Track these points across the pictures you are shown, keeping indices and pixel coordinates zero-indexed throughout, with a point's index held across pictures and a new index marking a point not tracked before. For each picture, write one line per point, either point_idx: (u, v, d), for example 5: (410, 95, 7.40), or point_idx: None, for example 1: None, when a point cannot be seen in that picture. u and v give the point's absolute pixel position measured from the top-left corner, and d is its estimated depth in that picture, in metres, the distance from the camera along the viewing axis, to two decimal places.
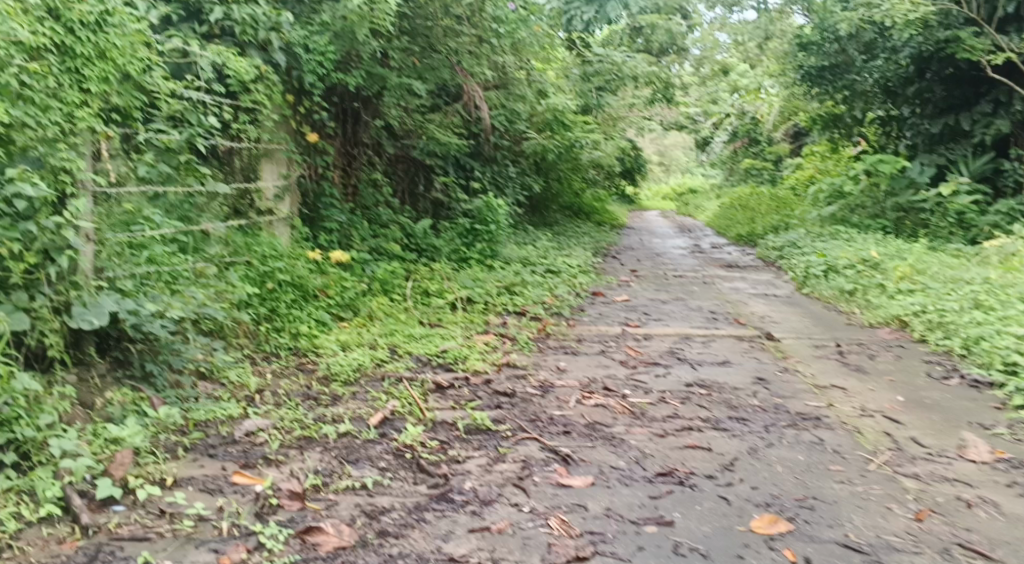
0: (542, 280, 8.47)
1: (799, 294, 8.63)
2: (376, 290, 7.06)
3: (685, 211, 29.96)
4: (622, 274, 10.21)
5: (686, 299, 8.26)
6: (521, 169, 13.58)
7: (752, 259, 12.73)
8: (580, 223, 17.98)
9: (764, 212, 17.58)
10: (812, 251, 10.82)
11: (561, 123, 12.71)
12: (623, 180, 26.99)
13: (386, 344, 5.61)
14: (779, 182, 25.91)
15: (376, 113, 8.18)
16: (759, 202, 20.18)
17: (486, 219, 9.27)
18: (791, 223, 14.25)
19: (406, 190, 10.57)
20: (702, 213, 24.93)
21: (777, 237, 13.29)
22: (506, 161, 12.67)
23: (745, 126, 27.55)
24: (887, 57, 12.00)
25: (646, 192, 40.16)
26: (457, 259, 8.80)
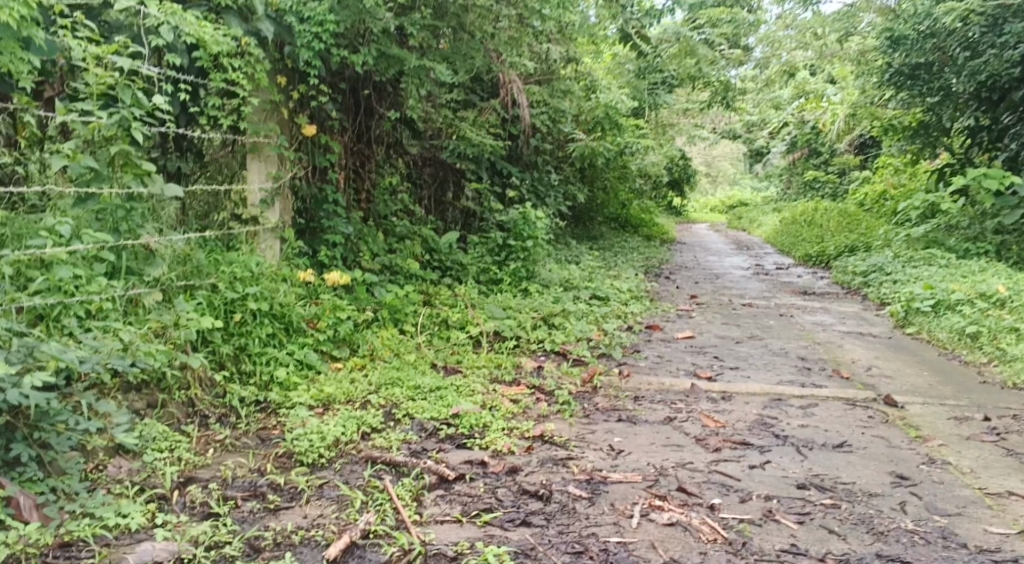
0: (588, 309, 7.09)
1: (902, 336, 7.14)
2: (383, 320, 5.74)
3: (737, 224, 28.45)
4: (682, 301, 8.78)
5: (762, 338, 6.82)
6: (565, 177, 12.26)
7: (826, 284, 11.24)
8: (629, 237, 16.52)
9: (834, 230, 16.00)
10: (904, 282, 9.29)
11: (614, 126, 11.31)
12: (671, 191, 25.58)
13: (382, 403, 4.28)
14: (842, 197, 24.29)
15: (393, 103, 6.84)
16: (825, 217, 18.57)
17: (522, 232, 7.90)
18: (869, 245, 12.72)
19: (433, 198, 9.29)
20: (758, 228, 23.40)
21: (855, 260, 11.76)
22: (547, 167, 11.35)
23: (806, 135, 25.88)
24: (995, 53, 10.25)
25: (695, 202, 38.47)
26: (488, 282, 7.45)
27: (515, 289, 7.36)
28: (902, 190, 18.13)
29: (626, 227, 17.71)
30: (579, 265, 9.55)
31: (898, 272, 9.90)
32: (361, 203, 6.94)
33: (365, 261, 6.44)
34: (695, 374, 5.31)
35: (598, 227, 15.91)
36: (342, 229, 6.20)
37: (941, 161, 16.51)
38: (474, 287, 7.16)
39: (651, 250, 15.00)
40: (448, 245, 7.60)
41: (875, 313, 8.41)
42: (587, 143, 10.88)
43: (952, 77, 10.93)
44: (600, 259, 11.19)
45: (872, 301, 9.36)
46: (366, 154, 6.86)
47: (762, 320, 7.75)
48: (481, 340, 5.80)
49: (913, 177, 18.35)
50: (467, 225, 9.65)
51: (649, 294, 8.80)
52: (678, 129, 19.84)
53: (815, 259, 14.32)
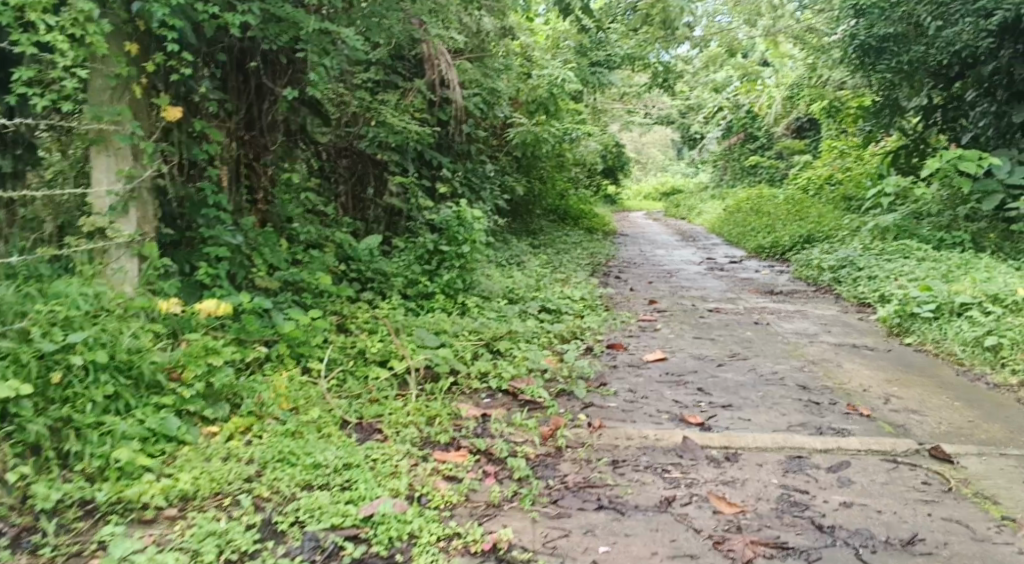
0: (537, 329, 5.93)
1: (903, 348, 6.12)
2: (281, 360, 4.53)
3: (673, 212, 27.64)
4: (640, 308, 7.69)
5: (747, 356, 5.75)
6: (500, 168, 11.10)
7: (788, 280, 10.29)
8: (568, 230, 15.40)
9: (783, 219, 15.11)
10: (883, 281, 8.32)
11: (554, 111, 10.15)
12: (606, 179, 24.62)
13: (254, 508, 3.18)
14: (781, 182, 23.62)
15: (293, 80, 5.47)
16: (770, 204, 17.70)
17: (456, 235, 6.60)
18: (828, 235, 11.85)
19: (351, 194, 8.02)
20: (698, 216, 22.57)
21: (817, 253, 10.83)
22: (481, 157, 10.17)
23: (742, 118, 25.07)
24: (972, 21, 9.35)
25: (629, 189, 37.55)
26: (415, 300, 6.22)
27: (449, 305, 6.15)
28: (849, 174, 17.35)
29: (564, 220, 16.58)
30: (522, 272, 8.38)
31: (872, 268, 8.96)
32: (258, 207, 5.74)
33: (260, 279, 5.20)
34: (681, 419, 4.18)
35: (535, 221, 14.75)
36: (229, 241, 4.97)
37: (889, 144, 15.80)
38: (398, 307, 5.92)
39: (594, 244, 13.92)
40: (369, 251, 6.47)
41: (859, 317, 7.43)
42: (526, 128, 9.67)
43: (922, 49, 10.01)
44: (544, 261, 10.03)
45: (850, 301, 8.39)
46: (261, 145, 5.62)
47: (738, 331, 6.68)
48: (407, 380, 4.59)
49: (859, 160, 17.64)
50: (392, 225, 8.36)
51: (604, 303, 7.67)
52: (614, 113, 18.75)
53: (770, 251, 13.38)
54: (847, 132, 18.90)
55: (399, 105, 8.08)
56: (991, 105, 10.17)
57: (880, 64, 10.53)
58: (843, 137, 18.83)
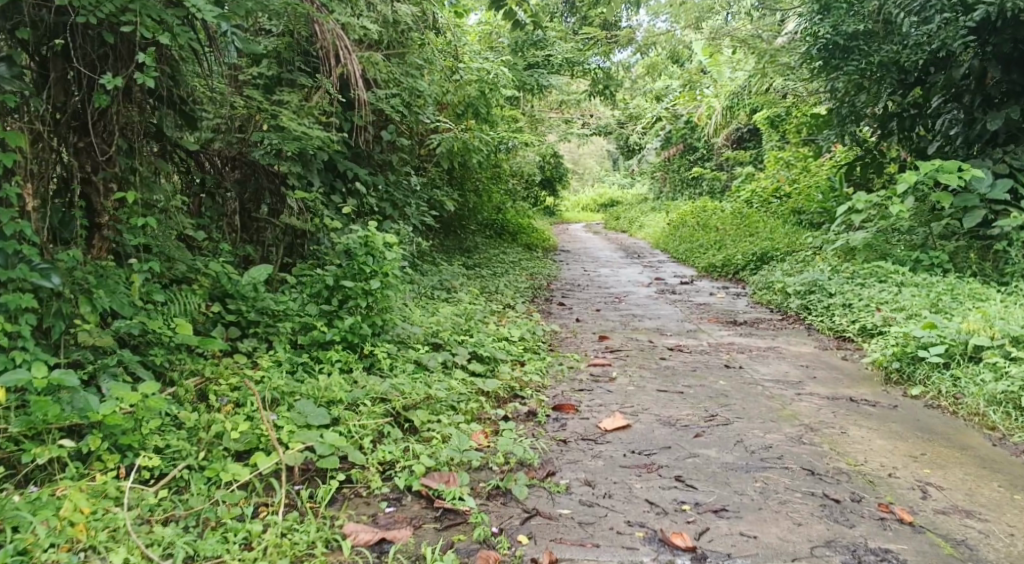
0: (462, 388, 4.68)
1: (911, 402, 5.01)
2: (99, 458, 3.48)
3: (613, 224, 26.58)
4: (588, 347, 6.53)
5: (728, 419, 4.58)
6: (426, 179, 9.88)
7: (747, 305, 9.25)
8: (503, 247, 14.23)
9: (731, 235, 14.11)
10: (863, 311, 7.29)
11: (485, 116, 8.95)
12: (542, 189, 23.50)
13: None
14: (723, 194, 22.73)
15: (124, 67, 4.54)
16: (716, 218, 16.72)
17: (363, 267, 5.23)
18: (788, 255, 10.86)
19: (239, 214, 6.80)
20: (639, 230, 21.55)
21: (779, 274, 9.79)
22: (404, 169, 8.93)
23: (681, 128, 24.16)
24: (949, 17, 8.46)
25: (566, 200, 36.46)
26: (309, 353, 4.95)
27: (350, 361, 4.89)
28: (797, 187, 16.45)
29: (499, 236, 15.39)
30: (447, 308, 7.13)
31: (845, 294, 7.93)
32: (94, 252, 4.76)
33: (87, 334, 4.09)
34: (661, 539, 3.28)
35: (467, 238, 13.51)
36: (41, 285, 3.92)
37: (841, 154, 14.94)
38: (282, 368, 4.66)
39: (532, 264, 12.77)
40: (253, 282, 5.44)
41: (846, 357, 6.35)
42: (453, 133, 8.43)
43: (893, 48, 9.05)
44: (475, 290, 8.81)
45: (825, 334, 7.32)
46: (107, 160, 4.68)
47: (706, 379, 5.53)
48: (277, 489, 3.41)
49: (808, 172, 16.80)
50: (292, 249, 7.09)
51: (546, 343, 6.44)
52: (550, 121, 17.62)
53: (723, 271, 12.32)
54: (793, 142, 18.04)
55: (299, 106, 6.80)
56: (960, 111, 9.23)
57: (846, 66, 9.43)
58: (789, 147, 17.98)
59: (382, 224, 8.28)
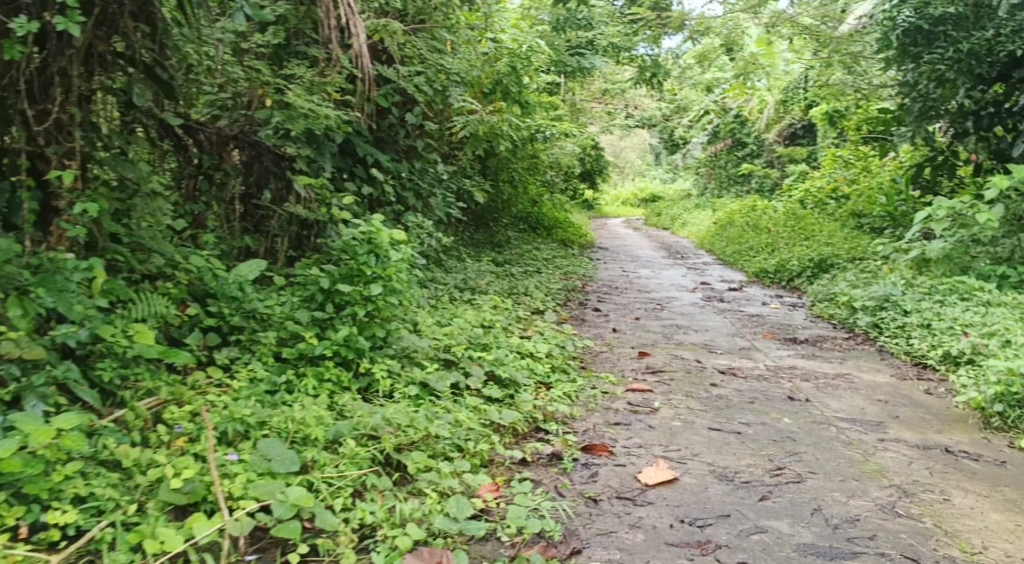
0: (474, 424, 3.87)
1: (1022, 458, 4.13)
2: None
3: (655, 221, 25.64)
4: (628, 368, 5.72)
5: (799, 472, 3.77)
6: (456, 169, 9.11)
7: (805, 320, 8.37)
8: (539, 243, 13.46)
9: (785, 237, 13.19)
10: (945, 334, 6.38)
11: (524, 102, 8.16)
12: (582, 182, 22.66)
13: None
14: (773, 192, 21.70)
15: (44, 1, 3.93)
16: (767, 218, 15.78)
17: (362, 269, 4.44)
18: (849, 265, 9.94)
19: (239, 202, 6.10)
20: (682, 228, 20.63)
21: (843, 286, 8.88)
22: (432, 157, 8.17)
23: (730, 122, 23.17)
24: None
25: (607, 193, 35.50)
26: (296, 370, 4.17)
27: (345, 381, 4.12)
28: (856, 188, 15.44)
29: (535, 231, 14.61)
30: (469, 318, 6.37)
31: (921, 313, 7.03)
32: (57, 241, 4.18)
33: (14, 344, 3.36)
34: None
35: (501, 233, 12.75)
36: None
37: (907, 154, 13.94)
38: (258, 394, 3.86)
39: (568, 263, 11.99)
40: (242, 278, 4.67)
41: (930, 392, 5.47)
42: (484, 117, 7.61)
43: (989, 32, 8.17)
44: (505, 296, 8.02)
45: (900, 359, 6.44)
46: (60, 133, 4.19)
47: (767, 415, 4.70)
48: None
49: (868, 172, 15.78)
50: (298, 244, 6.39)
51: (579, 361, 5.65)
52: (593, 112, 16.79)
53: (776, 278, 11.42)
54: (852, 140, 17.02)
55: (312, 82, 6.04)
56: None
57: (933, 52, 8.47)
58: (848, 145, 16.96)
59: (405, 218, 7.53)
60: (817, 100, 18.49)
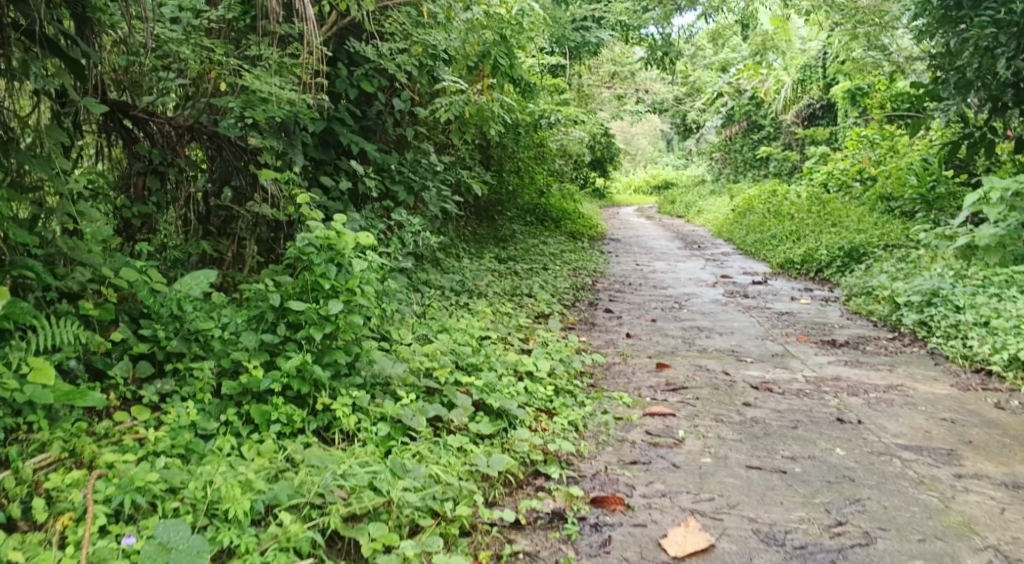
0: (456, 478, 3.25)
1: None
2: None
3: (668, 208, 24.86)
4: (647, 384, 5.00)
5: (864, 532, 3.06)
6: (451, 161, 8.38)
7: (840, 318, 7.59)
8: (547, 235, 12.73)
9: (810, 224, 12.39)
10: (1011, 336, 5.60)
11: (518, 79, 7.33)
12: (592, 170, 21.91)
13: None
14: (792, 176, 20.87)
15: None
16: (789, 204, 14.96)
17: (317, 284, 3.66)
18: (886, 256, 9.15)
19: (198, 201, 5.41)
20: (698, 216, 19.83)
21: (881, 279, 8.10)
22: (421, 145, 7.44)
23: (745, 105, 22.33)
24: None
25: (618, 180, 34.60)
26: (240, 410, 3.44)
27: (297, 421, 3.40)
28: (883, 170, 14.59)
29: (543, 223, 13.85)
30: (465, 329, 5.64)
31: (977, 310, 6.24)
32: None
33: None
34: None
35: (506, 226, 12.01)
36: None
37: (938, 132, 13.11)
38: (179, 460, 3.15)
39: (578, 257, 11.26)
40: (187, 291, 3.95)
41: (1001, 408, 4.69)
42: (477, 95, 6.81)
43: None
44: (507, 298, 7.29)
45: (957, 365, 5.67)
46: None
47: (815, 444, 3.95)
48: None
49: (895, 153, 14.95)
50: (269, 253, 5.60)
51: (588, 379, 4.92)
52: (602, 97, 16.00)
53: (803, 269, 10.64)
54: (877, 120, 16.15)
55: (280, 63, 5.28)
56: None
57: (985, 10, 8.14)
58: (872, 125, 16.11)
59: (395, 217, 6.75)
60: (837, 78, 17.66)
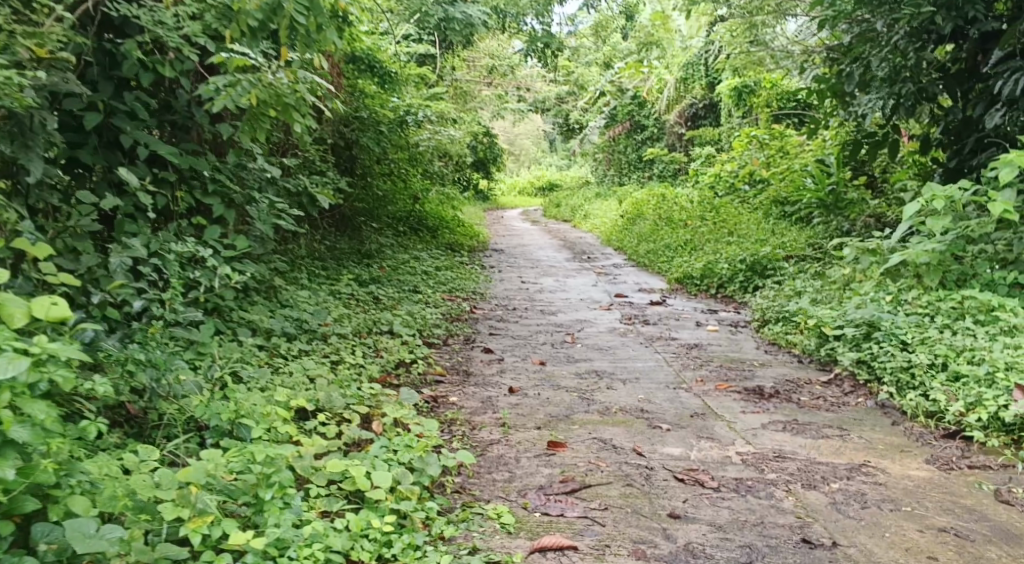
0: None
1: None
2: None
3: (552, 211, 23.68)
4: (537, 479, 3.67)
5: None
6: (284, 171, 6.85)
7: (758, 351, 6.40)
8: (419, 248, 11.28)
9: (706, 233, 11.31)
10: (985, 389, 4.46)
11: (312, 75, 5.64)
12: (473, 173, 20.58)
13: None
14: (678, 176, 19.94)
15: None
16: (680, 209, 13.89)
17: None
18: (802, 273, 8.03)
19: None
20: (583, 222, 18.70)
21: (802, 302, 6.95)
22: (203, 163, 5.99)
23: (627, 104, 21.35)
24: None
25: (502, 182, 33.22)
26: None
27: None
28: (775, 171, 13.66)
29: (417, 233, 12.39)
30: (290, 406, 4.20)
31: (929, 348, 5.13)
32: None
33: None
34: None
35: (371, 239, 10.51)
36: None
37: (835, 132, 12.24)
38: None
39: (452, 275, 9.85)
40: None
41: (1002, 503, 3.54)
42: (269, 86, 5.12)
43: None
44: (359, 345, 5.85)
45: (920, 427, 4.53)
46: None
47: None
48: None
49: (787, 154, 14.08)
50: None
51: (454, 482, 3.60)
52: (480, 95, 14.64)
53: (702, 285, 9.50)
54: (765, 119, 15.27)
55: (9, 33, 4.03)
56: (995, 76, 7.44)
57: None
58: (761, 125, 15.22)
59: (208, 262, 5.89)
60: (722, 75, 16.75)
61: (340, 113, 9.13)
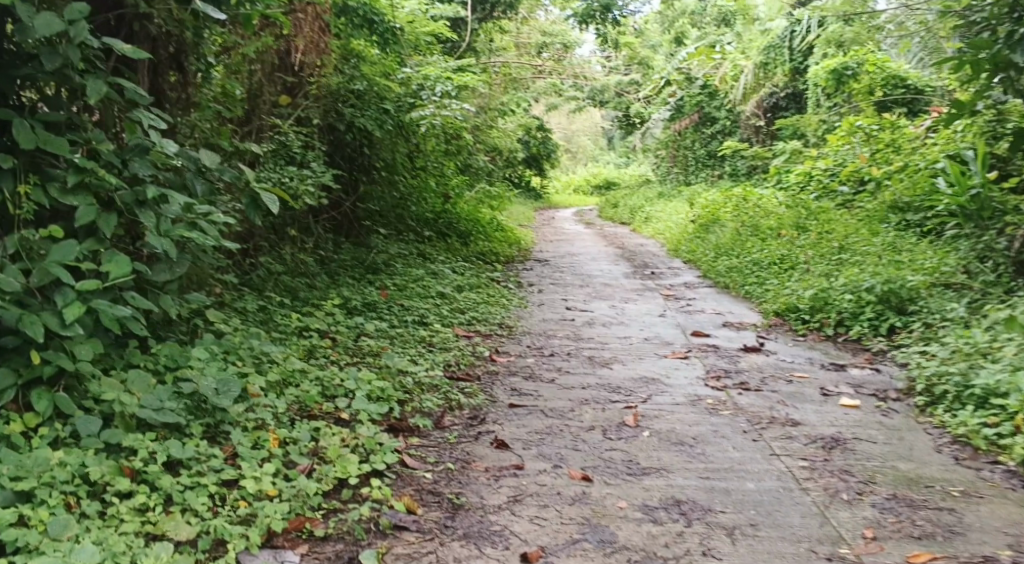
0: None
1: None
2: None
3: (611, 213, 21.08)
4: None
5: None
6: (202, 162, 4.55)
7: (944, 461, 3.92)
8: (443, 257, 8.94)
9: (809, 247, 8.79)
10: None
11: None
12: (524, 169, 18.16)
13: None
14: (756, 176, 17.27)
15: None
16: (768, 214, 11.33)
17: None
18: (975, 324, 5.51)
19: None
20: (646, 227, 16.18)
21: (998, 375, 4.45)
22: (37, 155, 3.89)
23: (696, 93, 18.68)
24: None
25: (558, 179, 30.66)
26: None
27: None
28: (888, 171, 11.01)
29: (445, 238, 10.06)
30: None
31: None
32: None
33: None
34: None
35: (379, 246, 8.21)
36: None
37: (971, 122, 9.58)
38: None
39: (477, 298, 7.49)
40: None
41: None
42: None
43: None
44: (286, 446, 3.57)
45: None
46: None
47: None
48: None
49: (899, 149, 11.42)
50: None
51: None
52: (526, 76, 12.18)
53: (812, 321, 6.99)
54: (868, 108, 12.59)
55: None
56: None
57: None
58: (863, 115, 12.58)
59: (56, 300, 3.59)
60: (814, 58, 14.04)
61: (330, 81, 6.94)
